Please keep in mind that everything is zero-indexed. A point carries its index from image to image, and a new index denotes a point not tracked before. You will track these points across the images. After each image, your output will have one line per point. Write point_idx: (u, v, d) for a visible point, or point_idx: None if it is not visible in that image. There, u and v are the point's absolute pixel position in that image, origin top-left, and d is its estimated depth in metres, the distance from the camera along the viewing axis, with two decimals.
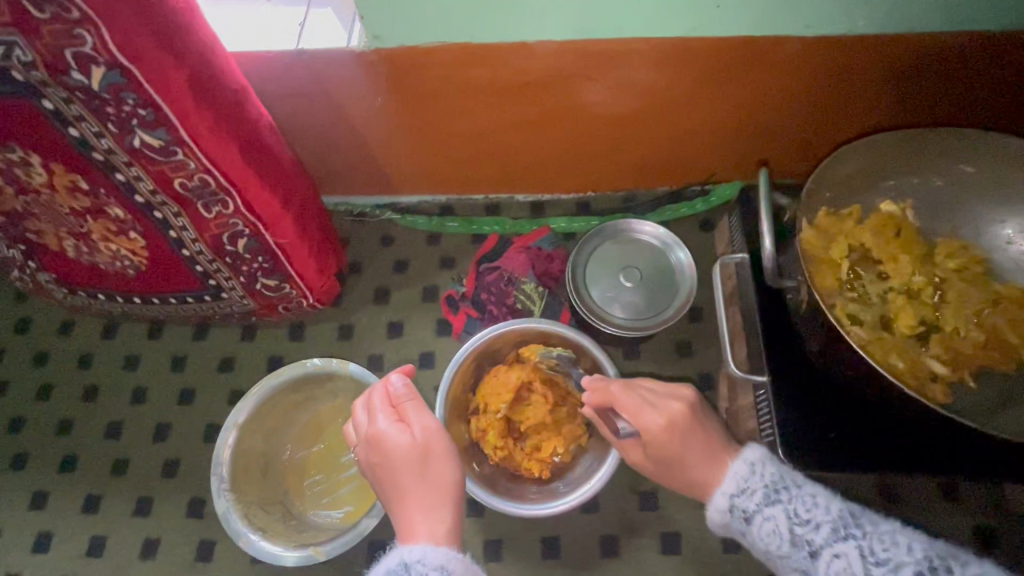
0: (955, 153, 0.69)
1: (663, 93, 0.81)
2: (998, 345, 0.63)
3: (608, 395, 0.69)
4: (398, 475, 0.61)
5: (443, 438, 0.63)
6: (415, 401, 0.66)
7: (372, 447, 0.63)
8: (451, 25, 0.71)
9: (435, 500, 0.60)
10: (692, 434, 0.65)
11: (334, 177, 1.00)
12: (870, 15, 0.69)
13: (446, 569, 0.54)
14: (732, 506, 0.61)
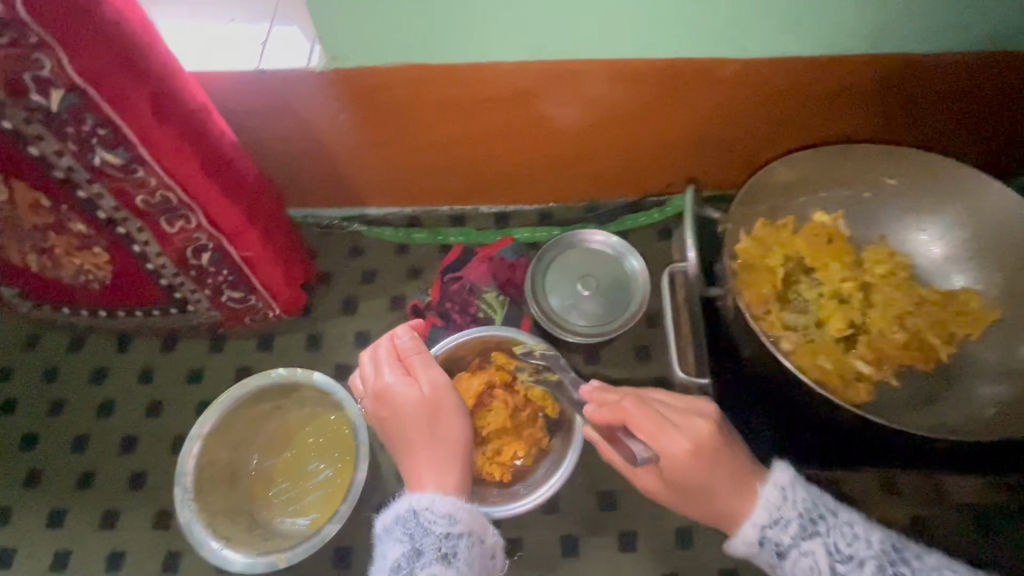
0: (880, 165, 0.73)
1: (613, 112, 0.84)
2: (918, 346, 0.68)
3: (620, 416, 0.66)
4: (410, 428, 0.67)
5: (451, 396, 0.70)
6: (424, 357, 0.72)
7: (384, 401, 0.69)
8: (405, 44, 0.74)
9: (443, 452, 0.66)
10: (718, 460, 0.62)
11: (301, 192, 1.01)
12: (800, 38, 0.73)
13: (453, 517, 0.61)
14: (763, 538, 0.60)
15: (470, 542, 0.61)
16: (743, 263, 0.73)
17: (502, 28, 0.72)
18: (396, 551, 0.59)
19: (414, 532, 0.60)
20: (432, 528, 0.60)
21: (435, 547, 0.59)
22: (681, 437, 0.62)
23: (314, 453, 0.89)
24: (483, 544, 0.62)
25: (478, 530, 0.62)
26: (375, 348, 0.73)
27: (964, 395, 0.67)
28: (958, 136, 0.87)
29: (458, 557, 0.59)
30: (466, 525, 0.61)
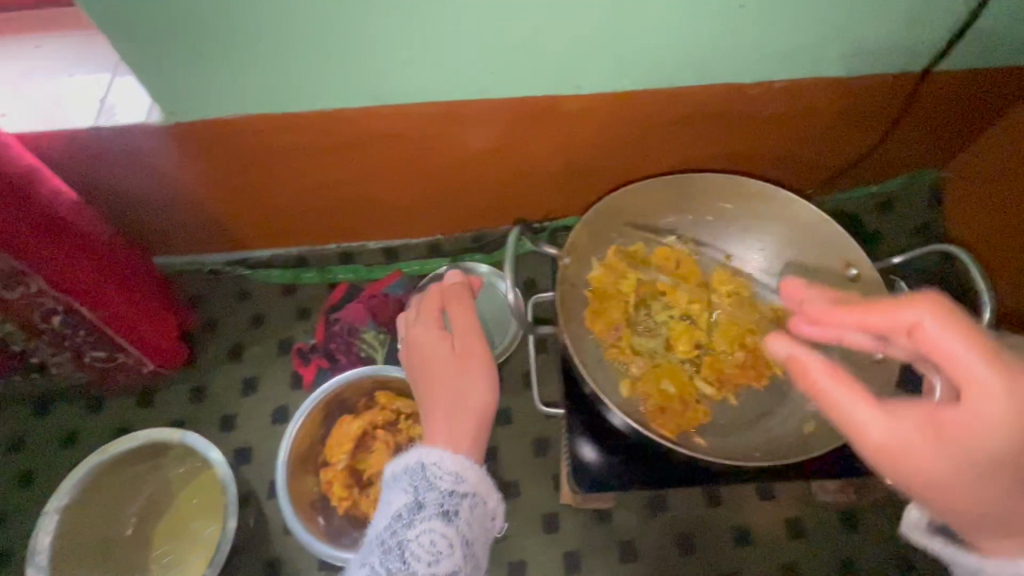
0: (716, 193, 0.77)
1: (472, 148, 0.85)
2: (752, 363, 0.73)
3: (910, 319, 0.40)
4: (439, 377, 0.63)
5: (481, 350, 0.66)
6: (471, 313, 0.69)
7: (417, 349, 0.67)
8: (240, 94, 0.73)
9: (466, 407, 0.62)
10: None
11: (175, 241, 0.98)
12: (632, 75, 0.74)
13: (460, 475, 0.56)
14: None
15: (473, 504, 0.56)
16: (592, 292, 0.76)
17: (335, 76, 0.71)
18: (400, 501, 0.55)
19: (419, 484, 0.55)
20: (437, 483, 0.55)
21: (437, 503, 0.54)
22: (942, 322, 0.39)
23: (196, 512, 0.87)
24: (487, 512, 0.57)
25: (483, 494, 0.57)
26: (426, 299, 0.70)
27: (796, 412, 0.71)
28: (809, 151, 0.91)
29: (460, 516, 0.54)
30: (473, 487, 0.57)
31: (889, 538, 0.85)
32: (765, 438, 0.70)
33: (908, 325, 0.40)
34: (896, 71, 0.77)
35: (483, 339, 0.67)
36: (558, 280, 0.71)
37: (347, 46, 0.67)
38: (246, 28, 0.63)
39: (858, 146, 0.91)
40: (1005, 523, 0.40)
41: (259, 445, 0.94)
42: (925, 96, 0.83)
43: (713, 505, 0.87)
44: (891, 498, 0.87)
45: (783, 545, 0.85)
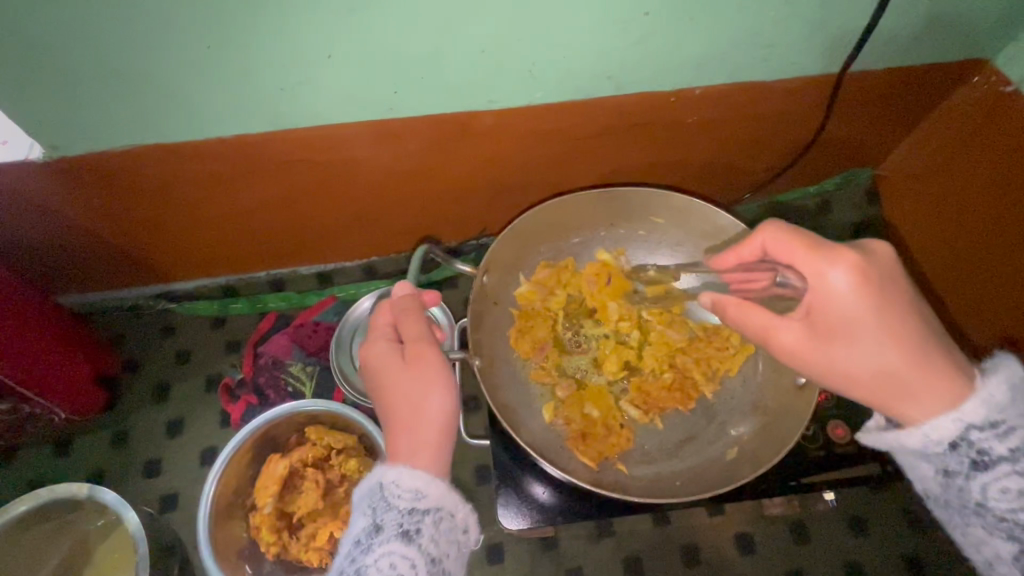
0: (647, 208, 0.78)
1: (393, 170, 0.81)
2: (679, 385, 0.73)
3: (759, 242, 0.58)
4: (393, 391, 0.58)
5: (435, 355, 0.59)
6: (421, 319, 0.63)
7: (369, 363, 0.61)
8: (128, 123, 0.68)
9: (425, 421, 0.56)
10: (889, 302, 0.53)
11: (88, 276, 0.93)
12: (546, 88, 0.71)
13: (420, 492, 0.52)
14: (959, 440, 0.52)
15: (438, 519, 0.52)
16: (518, 311, 0.77)
17: (227, 102, 0.67)
18: (360, 524, 0.52)
19: (377, 506, 0.52)
20: (395, 503, 0.52)
21: (397, 524, 0.51)
22: (838, 267, 0.53)
23: (115, 567, 0.79)
24: (457, 525, 0.54)
25: (449, 508, 0.53)
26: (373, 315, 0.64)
27: (721, 437, 0.70)
28: (740, 156, 0.90)
29: (423, 534, 0.51)
30: (437, 501, 0.53)
31: (838, 548, 0.83)
32: (691, 462, 0.69)
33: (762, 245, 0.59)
34: (815, 72, 0.76)
35: (440, 346, 0.61)
36: (471, 295, 0.72)
37: (233, 71, 0.62)
38: (116, 56, 0.59)
39: (788, 150, 0.90)
40: (904, 392, 0.53)
41: (186, 489, 0.89)
42: (846, 97, 0.82)
43: (660, 524, 0.85)
44: (839, 505, 0.85)
45: (733, 562, 0.83)
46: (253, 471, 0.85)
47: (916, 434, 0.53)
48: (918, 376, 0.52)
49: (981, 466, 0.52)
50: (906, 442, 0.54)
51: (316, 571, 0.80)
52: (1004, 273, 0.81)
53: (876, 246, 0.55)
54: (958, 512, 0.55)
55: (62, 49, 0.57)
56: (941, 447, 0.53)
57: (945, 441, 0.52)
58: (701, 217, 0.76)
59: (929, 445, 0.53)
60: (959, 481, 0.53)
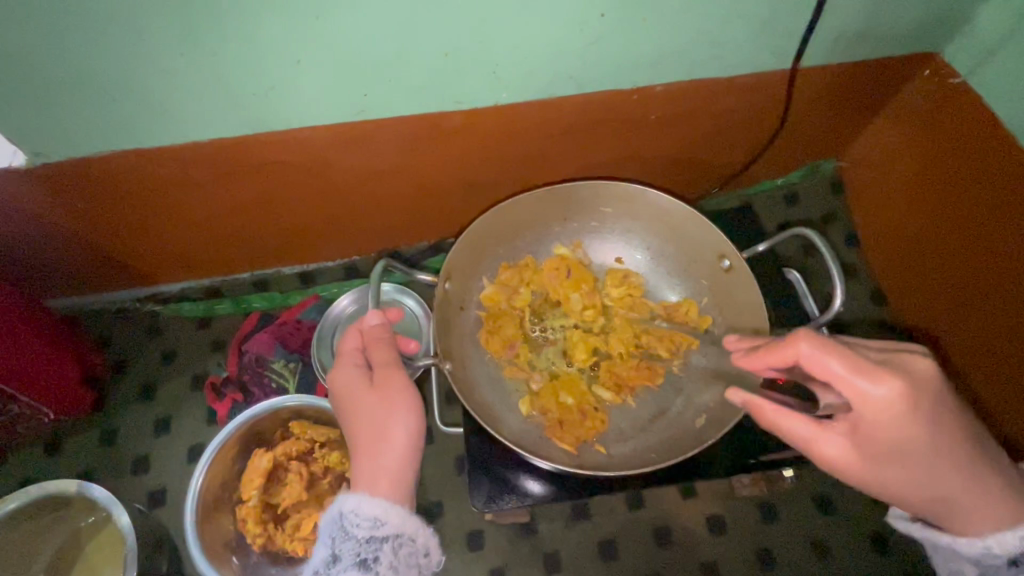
0: (599, 201, 0.80)
1: (368, 171, 0.83)
2: (645, 364, 0.76)
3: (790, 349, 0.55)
4: (359, 416, 0.59)
5: (401, 381, 0.59)
6: (391, 345, 0.62)
7: (336, 389, 0.61)
8: (107, 128, 0.70)
9: (388, 447, 0.57)
10: (941, 421, 0.51)
11: (74, 280, 0.95)
12: (510, 89, 0.74)
13: (379, 521, 0.53)
14: (1018, 556, 0.53)
15: (397, 546, 0.53)
16: (485, 312, 0.79)
17: (202, 108, 0.69)
18: (320, 554, 0.53)
19: (337, 535, 0.53)
20: (353, 532, 0.53)
21: (354, 553, 0.52)
22: (885, 385, 0.50)
23: (108, 561, 0.82)
24: (418, 549, 0.54)
25: (408, 533, 0.54)
26: (343, 340, 0.64)
27: (690, 407, 0.73)
28: (705, 150, 0.93)
29: (381, 563, 0.52)
30: (396, 528, 0.53)
31: (806, 526, 0.86)
32: (663, 441, 0.71)
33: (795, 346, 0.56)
34: (770, 68, 0.79)
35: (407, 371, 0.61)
36: (434, 303, 0.72)
37: (207, 77, 0.65)
38: (93, 65, 0.61)
39: (752, 144, 0.94)
40: (956, 506, 0.54)
41: (174, 485, 0.92)
42: (801, 93, 0.85)
43: (634, 507, 0.88)
44: (806, 485, 0.89)
45: (705, 543, 0.86)
46: (238, 465, 0.87)
47: (977, 546, 0.54)
48: (974, 496, 0.53)
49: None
50: (969, 553, 0.54)
51: (301, 561, 0.83)
52: (963, 258, 0.86)
53: (919, 363, 0.52)
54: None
55: (39, 59, 0.60)
56: (998, 560, 0.53)
57: (1007, 556, 0.53)
58: (655, 206, 0.79)
59: (987, 557, 0.54)
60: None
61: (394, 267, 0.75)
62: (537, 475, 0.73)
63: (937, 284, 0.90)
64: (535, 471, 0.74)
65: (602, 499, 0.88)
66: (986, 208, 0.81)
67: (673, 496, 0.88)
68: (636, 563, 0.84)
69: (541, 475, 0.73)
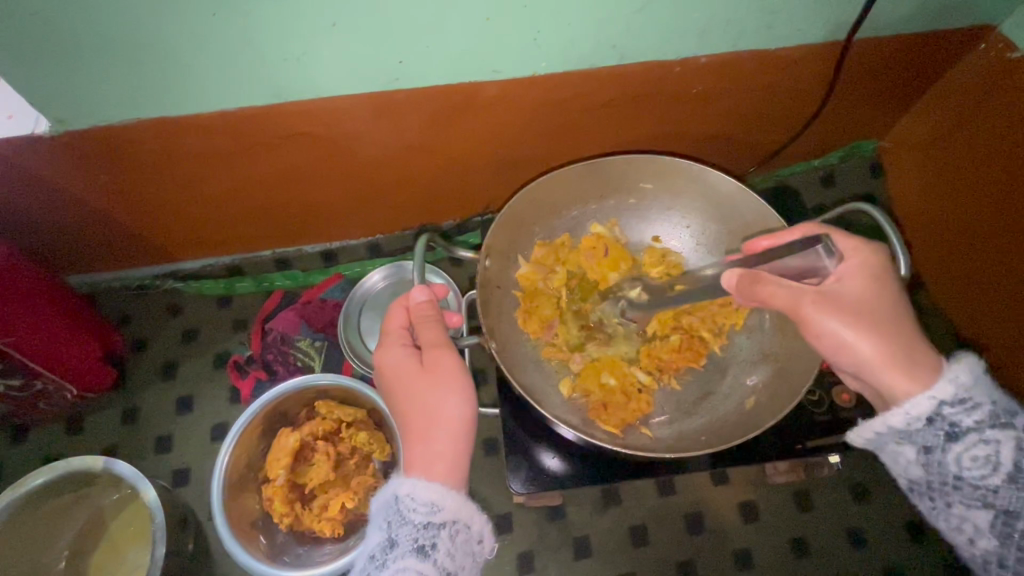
0: (638, 177, 0.78)
1: (399, 144, 0.81)
2: (687, 345, 0.75)
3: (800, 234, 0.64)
4: (409, 397, 0.57)
5: (452, 361, 0.57)
6: (438, 324, 0.61)
7: (383, 370, 0.60)
8: (133, 95, 0.67)
9: (442, 430, 0.55)
10: (887, 294, 0.56)
11: (95, 255, 0.93)
12: (548, 58, 0.71)
13: (436, 506, 0.51)
14: (934, 415, 0.52)
15: (454, 532, 0.52)
16: (522, 292, 0.77)
17: (233, 74, 0.66)
18: (376, 539, 0.52)
19: (392, 519, 0.52)
20: (410, 517, 0.51)
21: (412, 539, 0.50)
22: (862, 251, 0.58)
23: (133, 539, 0.81)
24: (473, 536, 0.53)
25: (465, 519, 0.53)
26: (388, 319, 0.62)
27: (736, 390, 0.71)
28: (743, 128, 0.90)
29: (439, 549, 0.50)
30: (453, 514, 0.52)
31: (841, 515, 0.85)
32: (707, 423, 0.70)
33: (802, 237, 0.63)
34: (819, 40, 0.76)
35: (457, 351, 0.59)
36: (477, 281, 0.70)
37: (239, 40, 0.62)
38: (121, 25, 0.58)
39: (791, 123, 0.91)
40: (902, 363, 0.53)
41: (197, 464, 0.91)
42: (849, 66, 0.82)
43: (667, 493, 0.86)
44: (841, 472, 0.87)
45: (738, 530, 0.84)
46: (263, 445, 0.86)
47: (899, 413, 0.53)
48: (908, 347, 0.53)
49: (954, 437, 0.52)
50: (890, 421, 0.54)
51: (329, 541, 0.81)
52: (993, 228, 0.83)
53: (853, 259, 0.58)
54: (937, 492, 0.53)
55: (67, 18, 0.57)
56: (919, 423, 0.52)
57: (923, 416, 0.52)
58: (695, 182, 0.77)
59: (910, 423, 0.53)
60: (938, 456, 0.52)
61: (433, 242, 0.74)
62: (561, 453, 0.72)
63: (973, 265, 0.88)
64: (575, 454, 0.72)
65: (632, 485, 0.86)
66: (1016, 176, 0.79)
67: (704, 482, 0.87)
68: (668, 549, 0.83)
69: (569, 454, 0.72)
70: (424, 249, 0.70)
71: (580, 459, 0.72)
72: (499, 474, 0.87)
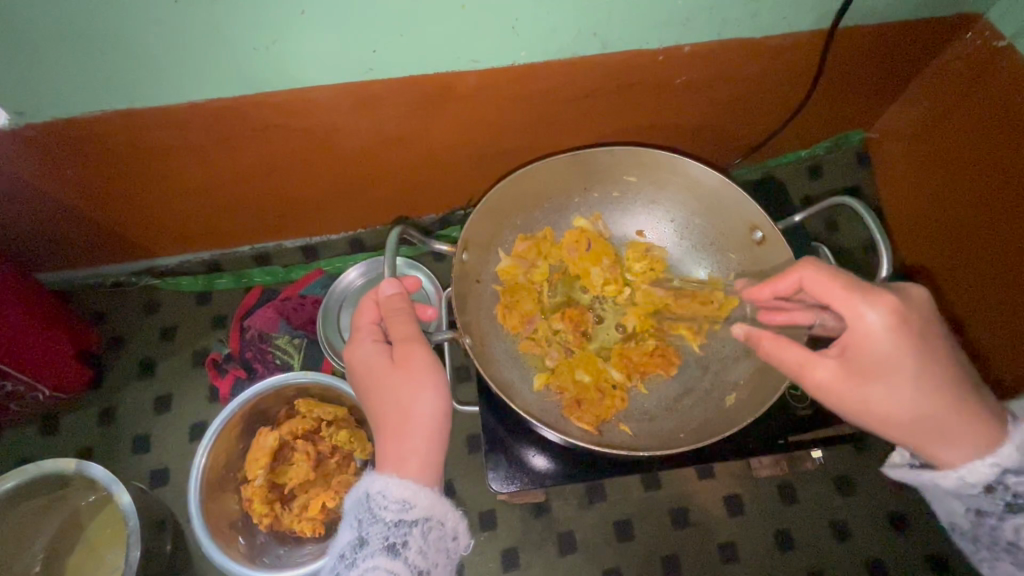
0: (622, 169, 0.77)
1: (376, 137, 0.79)
2: (660, 351, 0.73)
3: (794, 279, 0.57)
4: (381, 393, 0.56)
5: (425, 356, 0.56)
6: (411, 317, 0.59)
7: (355, 364, 0.58)
8: (97, 86, 0.65)
9: (415, 427, 0.54)
10: (910, 359, 0.51)
11: (68, 251, 0.91)
12: (528, 47, 0.69)
13: (408, 503, 0.50)
14: (995, 484, 0.52)
15: (427, 530, 0.51)
16: (503, 286, 0.76)
17: (199, 65, 0.64)
18: (346, 537, 0.50)
19: (363, 517, 0.51)
20: (381, 515, 0.50)
21: (382, 537, 0.49)
22: (877, 311, 0.51)
23: (110, 541, 0.80)
24: (447, 533, 0.52)
25: (438, 515, 0.52)
26: (360, 313, 0.61)
27: (719, 384, 0.71)
28: (729, 119, 0.88)
29: (410, 547, 0.49)
30: (426, 511, 0.51)
31: (826, 507, 0.85)
32: (689, 421, 0.69)
33: (798, 279, 0.56)
34: (804, 28, 0.74)
35: (431, 345, 0.58)
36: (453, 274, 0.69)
37: (203, 30, 0.59)
38: (77, 13, 0.56)
39: (778, 113, 0.89)
40: (939, 434, 0.52)
41: (176, 464, 0.89)
42: (836, 55, 0.80)
43: (652, 488, 0.85)
44: (825, 465, 0.87)
45: (723, 525, 0.84)
46: (242, 444, 0.84)
47: (953, 478, 0.53)
48: (952, 419, 0.51)
49: (1013, 508, 0.52)
50: (943, 485, 0.53)
51: (310, 540, 0.80)
52: (982, 216, 0.82)
53: (870, 318, 0.51)
54: (986, 546, 0.55)
55: (21, 5, 0.54)
56: (974, 490, 0.52)
57: (981, 484, 0.52)
58: (679, 175, 0.75)
59: (965, 487, 0.53)
60: (992, 521, 0.53)
61: (411, 233, 0.73)
62: (543, 450, 0.72)
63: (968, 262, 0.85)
64: (554, 450, 0.71)
65: (617, 480, 0.85)
66: (1004, 165, 0.78)
67: (690, 477, 0.86)
68: (653, 544, 0.83)
69: (549, 450, 0.72)
70: (399, 239, 0.69)
71: (562, 457, 0.71)
72: (483, 471, 0.87)
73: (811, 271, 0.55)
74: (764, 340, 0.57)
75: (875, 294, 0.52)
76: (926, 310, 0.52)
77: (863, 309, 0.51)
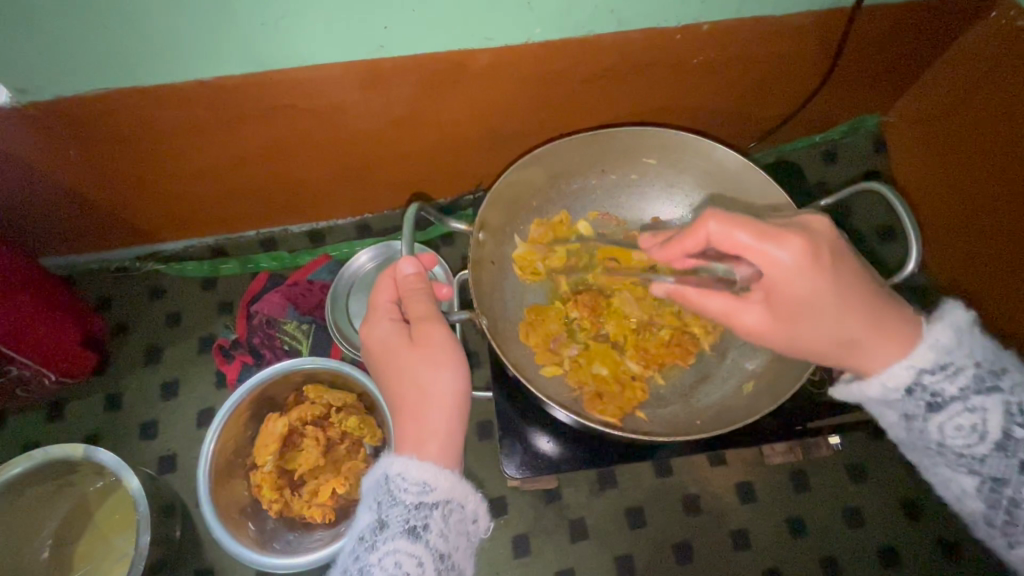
0: (640, 153, 0.75)
1: (385, 117, 0.77)
2: (675, 342, 0.72)
3: (703, 236, 0.54)
4: (399, 372, 0.55)
5: (443, 336, 0.55)
6: (428, 297, 0.58)
7: (372, 344, 0.57)
8: (100, 62, 0.63)
9: (434, 408, 0.53)
10: (834, 293, 0.52)
11: (75, 235, 0.90)
12: (542, 24, 0.67)
13: (428, 486, 0.49)
14: (914, 386, 0.53)
15: (447, 513, 0.50)
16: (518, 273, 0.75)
17: (205, 40, 0.62)
18: (366, 519, 0.50)
19: (382, 500, 0.50)
20: (400, 497, 0.49)
21: (402, 520, 0.48)
22: (786, 250, 0.51)
23: (119, 527, 0.79)
24: (468, 515, 0.51)
25: (458, 499, 0.51)
26: (376, 291, 0.59)
27: (735, 372, 0.70)
28: (745, 100, 0.87)
29: (431, 530, 0.48)
30: (446, 494, 0.50)
31: (838, 495, 0.84)
32: (704, 407, 0.69)
33: (707, 235, 0.53)
34: (826, 6, 0.72)
35: (449, 325, 0.57)
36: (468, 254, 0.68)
37: (214, 5, 0.58)
38: None
39: (795, 95, 0.88)
40: (855, 350, 0.54)
41: (184, 450, 0.88)
42: (858, 34, 0.78)
43: (663, 475, 0.85)
44: (838, 453, 0.86)
45: (734, 511, 0.83)
46: (250, 430, 0.83)
47: (876, 384, 0.54)
48: (869, 334, 0.53)
49: (935, 407, 0.53)
50: (868, 393, 0.55)
51: (320, 526, 0.79)
52: (1000, 201, 0.81)
53: (782, 259, 0.51)
54: (924, 452, 0.56)
55: None
56: (897, 393, 0.54)
57: (901, 387, 0.54)
58: (699, 159, 0.74)
59: (888, 393, 0.54)
60: (920, 423, 0.54)
61: (427, 211, 0.72)
62: (556, 437, 0.71)
63: (973, 234, 0.86)
64: (565, 438, 0.71)
65: (627, 467, 0.85)
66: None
67: (700, 463, 0.85)
68: (663, 531, 0.82)
69: (559, 437, 0.71)
70: (415, 217, 0.68)
71: (575, 444, 0.70)
72: (494, 458, 0.86)
73: (718, 226, 0.52)
74: (689, 295, 0.57)
75: (781, 236, 0.51)
76: (831, 235, 0.54)
77: (773, 250, 0.51)
